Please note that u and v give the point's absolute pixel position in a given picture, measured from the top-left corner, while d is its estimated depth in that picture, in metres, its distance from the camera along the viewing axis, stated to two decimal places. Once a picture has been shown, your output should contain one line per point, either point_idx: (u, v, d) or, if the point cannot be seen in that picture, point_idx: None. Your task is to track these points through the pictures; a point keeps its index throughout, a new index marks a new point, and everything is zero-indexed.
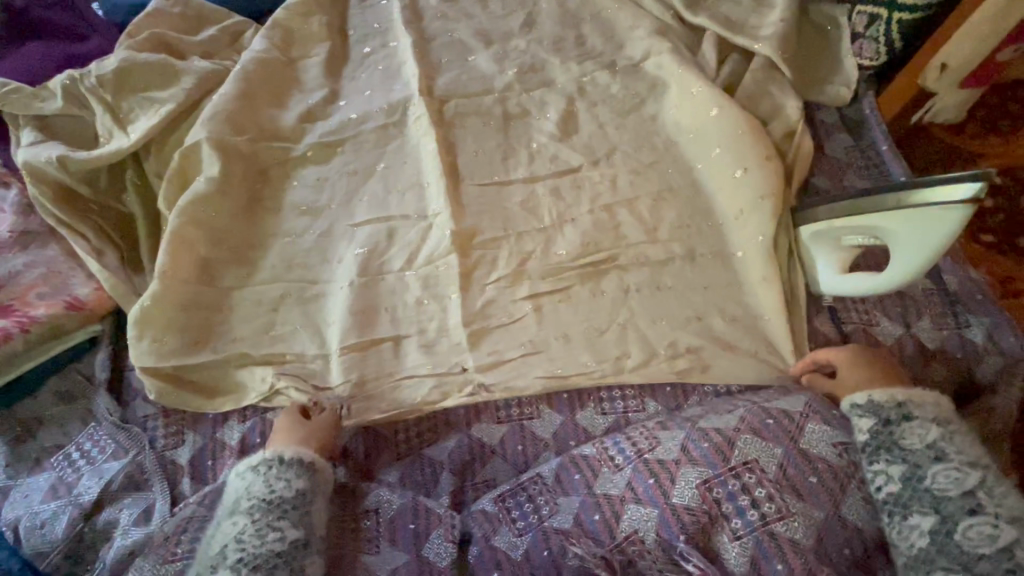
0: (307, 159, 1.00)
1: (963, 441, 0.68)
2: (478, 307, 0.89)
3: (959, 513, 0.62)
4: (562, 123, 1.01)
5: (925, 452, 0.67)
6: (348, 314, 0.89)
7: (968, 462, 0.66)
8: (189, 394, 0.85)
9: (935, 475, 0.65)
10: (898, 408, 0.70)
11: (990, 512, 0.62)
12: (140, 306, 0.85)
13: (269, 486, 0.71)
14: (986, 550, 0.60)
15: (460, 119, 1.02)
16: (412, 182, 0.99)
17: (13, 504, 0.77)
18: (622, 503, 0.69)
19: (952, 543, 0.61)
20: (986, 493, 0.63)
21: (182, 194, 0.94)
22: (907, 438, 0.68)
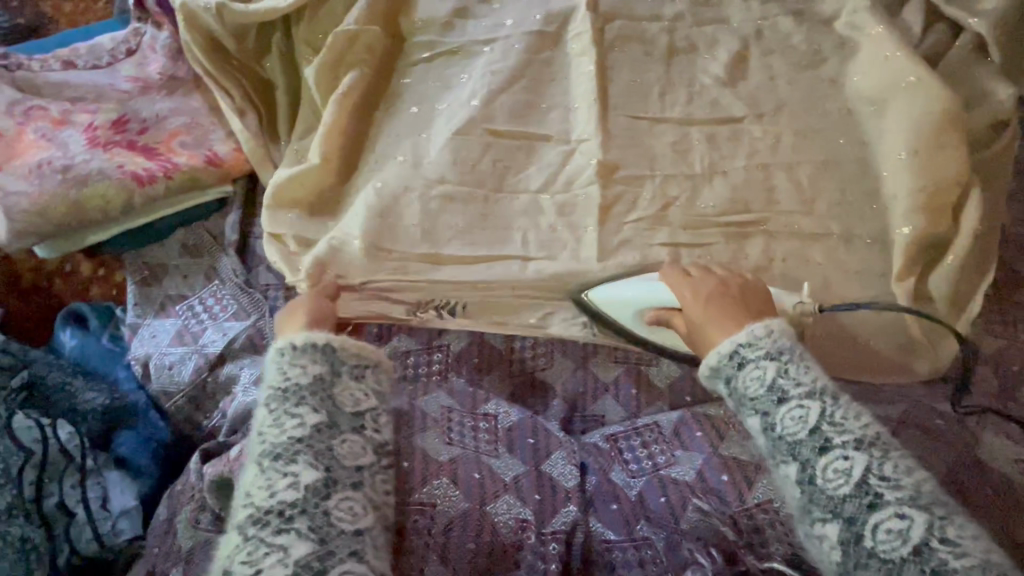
0: (454, 56, 0.95)
1: (800, 367, 0.61)
2: (612, 245, 0.86)
3: (810, 453, 0.57)
4: (731, 68, 0.93)
5: (767, 395, 0.60)
6: (478, 230, 0.86)
7: (807, 393, 0.59)
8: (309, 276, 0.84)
9: (782, 418, 0.59)
10: (734, 358, 0.63)
11: (837, 443, 0.57)
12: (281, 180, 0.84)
13: (283, 373, 0.61)
14: (845, 490, 0.56)
15: (622, 42, 0.94)
16: (558, 102, 0.92)
17: (143, 340, 0.79)
18: (756, 471, 0.68)
19: (814, 487, 0.57)
20: (832, 423, 0.58)
21: (333, 70, 0.90)
22: (751, 384, 0.61)
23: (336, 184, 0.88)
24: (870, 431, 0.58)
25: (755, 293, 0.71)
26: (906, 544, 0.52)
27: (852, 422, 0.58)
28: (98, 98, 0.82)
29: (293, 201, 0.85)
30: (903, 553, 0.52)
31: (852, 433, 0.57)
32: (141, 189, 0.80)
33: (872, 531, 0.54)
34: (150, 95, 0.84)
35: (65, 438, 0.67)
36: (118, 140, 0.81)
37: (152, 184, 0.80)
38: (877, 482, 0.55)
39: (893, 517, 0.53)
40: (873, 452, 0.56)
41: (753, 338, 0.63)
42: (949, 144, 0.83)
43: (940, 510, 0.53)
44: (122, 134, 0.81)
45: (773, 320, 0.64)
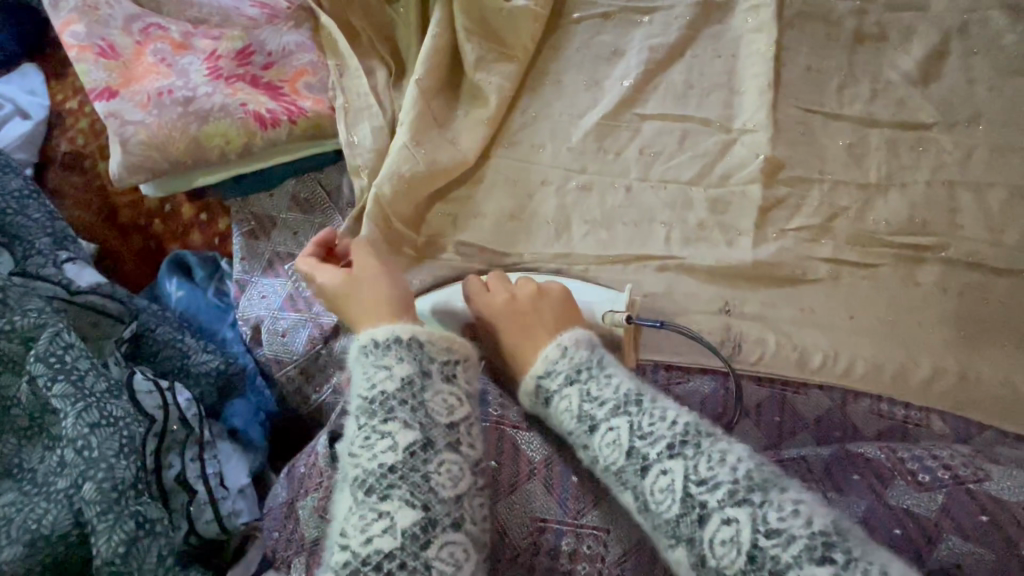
0: (608, 19, 0.85)
1: (603, 379, 0.57)
2: (769, 252, 0.77)
3: (636, 478, 0.52)
4: (924, 65, 0.82)
5: (579, 426, 0.56)
6: (618, 221, 0.79)
7: (613, 410, 0.55)
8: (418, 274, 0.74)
9: (599, 447, 0.54)
10: (541, 392, 0.59)
11: (652, 457, 0.52)
12: (413, 161, 0.73)
13: (369, 380, 0.53)
14: (673, 508, 0.50)
15: (801, 22, 0.83)
16: (719, 84, 0.82)
17: (251, 300, 0.73)
18: (939, 530, 0.59)
19: (650, 512, 0.51)
20: (643, 436, 0.53)
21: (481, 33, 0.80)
22: (563, 418, 0.57)
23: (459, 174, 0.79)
24: (680, 427, 0.53)
25: (550, 302, 0.66)
26: (741, 552, 0.47)
27: (660, 427, 0.53)
28: (223, 23, 0.74)
29: (417, 188, 0.74)
30: (740, 565, 0.46)
31: (664, 438, 0.52)
32: (264, 132, 0.72)
33: (709, 545, 0.48)
34: (278, 23, 0.75)
35: (186, 406, 0.61)
36: (241, 74, 0.72)
37: (276, 128, 0.72)
38: (696, 490, 0.49)
39: (723, 522, 0.48)
40: (687, 453, 0.51)
41: (550, 363, 0.60)
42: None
43: (761, 495, 0.48)
44: (246, 67, 0.72)
45: (565, 335, 0.61)
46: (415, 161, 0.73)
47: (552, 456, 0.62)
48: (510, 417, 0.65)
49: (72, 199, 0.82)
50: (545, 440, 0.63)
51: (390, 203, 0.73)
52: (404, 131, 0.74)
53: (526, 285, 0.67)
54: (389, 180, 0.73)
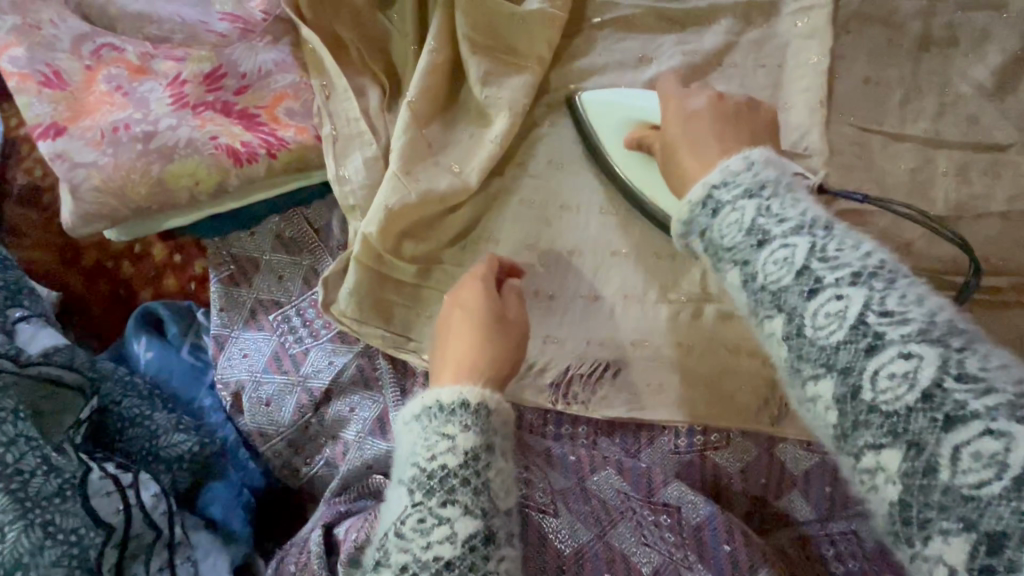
0: (635, 22, 0.73)
1: (785, 201, 0.42)
2: None
3: (797, 301, 0.38)
4: (1003, 74, 0.70)
5: (743, 241, 0.41)
6: (646, 259, 0.69)
7: (794, 230, 0.40)
8: (413, 323, 0.66)
9: (763, 265, 0.40)
10: (704, 204, 0.44)
11: (827, 280, 0.38)
12: (402, 195, 0.63)
13: (429, 450, 0.44)
14: (838, 337, 0.36)
15: (858, 24, 0.71)
16: (763, 99, 0.71)
17: (231, 361, 0.64)
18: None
19: (803, 339, 0.38)
20: (825, 259, 0.38)
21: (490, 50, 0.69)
22: (724, 232, 0.42)
23: (462, 205, 0.69)
24: (874, 260, 0.38)
25: (756, 118, 0.54)
26: (915, 390, 0.34)
27: (848, 253, 0.38)
28: (188, 40, 0.64)
29: (408, 223, 0.65)
30: (910, 403, 0.34)
31: (850, 267, 0.38)
32: (239, 169, 0.62)
33: (869, 381, 0.35)
34: (251, 40, 0.65)
35: (152, 503, 0.53)
36: (210, 101, 0.62)
37: (252, 164, 0.62)
38: (877, 320, 0.35)
39: (899, 356, 0.34)
40: (875, 284, 0.37)
41: (728, 175, 0.44)
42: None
43: (962, 342, 0.34)
44: (216, 94, 0.62)
45: (753, 151, 0.46)
46: (408, 194, 0.64)
47: (583, 548, 0.61)
48: (535, 499, 0.63)
49: (31, 239, 0.73)
50: (574, 530, 0.62)
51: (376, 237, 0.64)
52: (393, 160, 0.65)
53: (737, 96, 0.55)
54: (376, 216, 0.63)
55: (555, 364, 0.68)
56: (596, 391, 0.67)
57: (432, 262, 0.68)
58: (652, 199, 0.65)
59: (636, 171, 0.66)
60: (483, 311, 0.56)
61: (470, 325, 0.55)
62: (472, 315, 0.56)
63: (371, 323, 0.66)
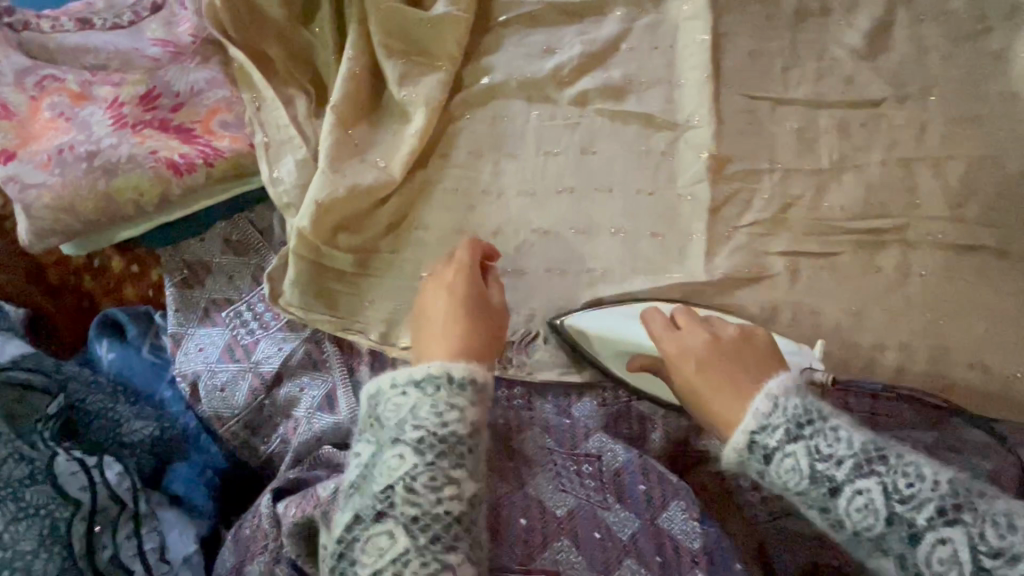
0: (538, 17, 0.79)
1: (820, 429, 0.53)
2: (720, 251, 0.74)
3: (833, 504, 0.52)
4: (872, 37, 0.78)
5: (812, 488, 0.52)
6: (564, 232, 0.76)
7: (854, 470, 0.51)
8: (353, 305, 0.73)
9: (779, 475, 0.53)
10: (755, 450, 0.54)
11: (843, 480, 0.51)
12: (331, 191, 0.70)
13: (440, 418, 0.53)
14: (874, 526, 0.50)
15: (739, 3, 0.78)
16: (660, 77, 0.78)
17: (188, 356, 0.70)
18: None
19: (847, 530, 0.52)
20: (905, 502, 0.50)
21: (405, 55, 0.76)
22: (789, 478, 0.53)
23: (391, 196, 0.75)
24: (859, 446, 0.52)
25: (757, 347, 0.61)
26: (964, 570, 0.48)
27: (839, 447, 0.52)
28: (123, 67, 0.70)
29: (340, 216, 0.72)
30: (879, 529, 0.50)
31: (848, 459, 0.52)
32: (180, 179, 0.68)
33: (923, 562, 0.49)
34: (182, 62, 0.71)
35: (116, 480, 0.59)
36: (148, 119, 0.68)
37: (192, 174, 0.68)
38: (901, 508, 0.50)
39: (856, 493, 0.51)
40: (880, 468, 0.51)
41: (764, 420, 0.54)
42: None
43: (885, 464, 0.51)
44: (153, 112, 0.68)
45: (771, 385, 0.56)
46: (338, 189, 0.70)
47: (501, 499, 0.66)
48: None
49: None
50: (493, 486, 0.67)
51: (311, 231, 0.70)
52: (322, 160, 0.71)
53: (729, 328, 0.62)
54: (308, 212, 0.69)
55: None
56: (530, 354, 0.74)
57: (371, 250, 0.75)
58: (653, 391, 0.71)
59: (660, 392, 0.70)
60: (466, 288, 0.63)
61: (459, 304, 0.62)
62: (458, 292, 0.63)
63: (315, 309, 0.72)
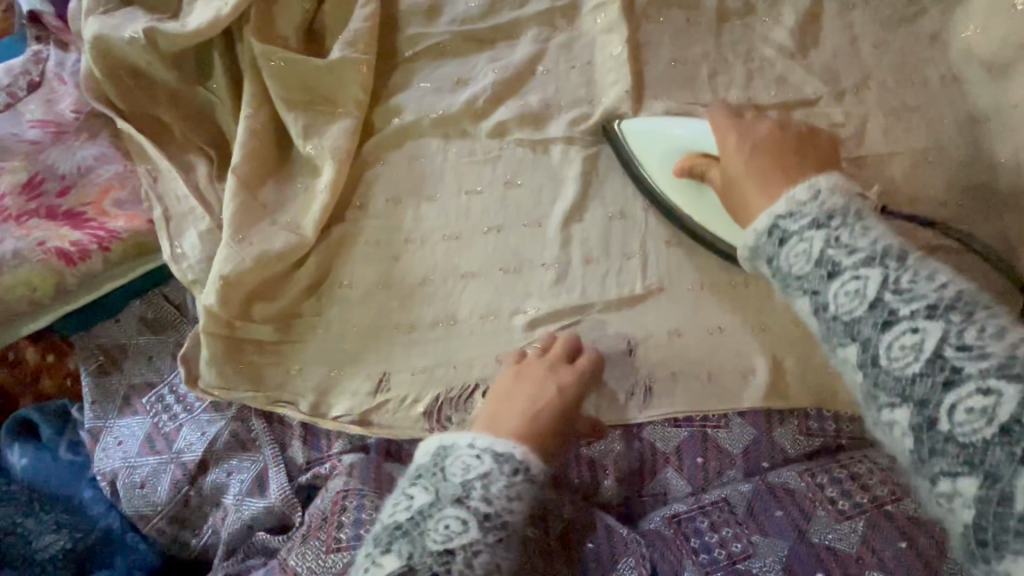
0: (446, 48, 0.75)
1: (853, 230, 0.46)
2: (658, 276, 0.70)
3: (822, 283, 0.46)
4: (800, 31, 0.73)
5: (814, 271, 0.47)
6: (494, 272, 0.72)
7: (864, 261, 0.45)
8: (278, 377, 0.70)
9: (789, 258, 0.48)
10: (773, 235, 0.50)
11: (845, 264, 0.45)
12: (237, 264, 0.66)
13: (509, 496, 0.52)
14: (859, 313, 0.44)
15: (656, 11, 0.74)
16: (578, 98, 0.73)
17: (106, 451, 0.67)
18: (857, 565, 0.58)
19: (831, 317, 0.46)
20: (898, 291, 0.43)
21: (308, 105, 0.71)
22: (794, 262, 0.48)
23: (308, 257, 0.71)
24: (883, 245, 0.45)
25: (815, 146, 0.57)
26: (921, 359, 0.41)
27: (861, 239, 0.46)
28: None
29: (253, 287, 0.68)
30: (915, 371, 0.41)
31: (863, 251, 0.45)
32: (74, 268, 0.64)
33: (883, 351, 0.43)
34: (68, 141, 0.69)
35: None
36: (33, 209, 0.66)
37: (86, 261, 0.65)
38: (893, 298, 0.43)
39: (854, 278, 0.45)
40: (890, 264, 0.44)
41: (795, 206, 0.49)
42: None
43: (900, 261, 0.44)
44: (37, 201, 0.66)
45: (819, 179, 0.50)
46: (242, 260, 0.66)
47: None
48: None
49: None
50: None
51: (222, 308, 0.67)
52: (225, 230, 0.67)
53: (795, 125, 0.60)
54: (216, 289, 0.66)
55: (426, 388, 0.70)
56: (471, 409, 0.69)
57: (294, 316, 0.71)
58: (702, 221, 0.68)
59: (700, 204, 0.68)
60: (567, 395, 0.62)
61: (547, 404, 0.60)
62: (572, 396, 0.63)
63: (239, 386, 0.69)
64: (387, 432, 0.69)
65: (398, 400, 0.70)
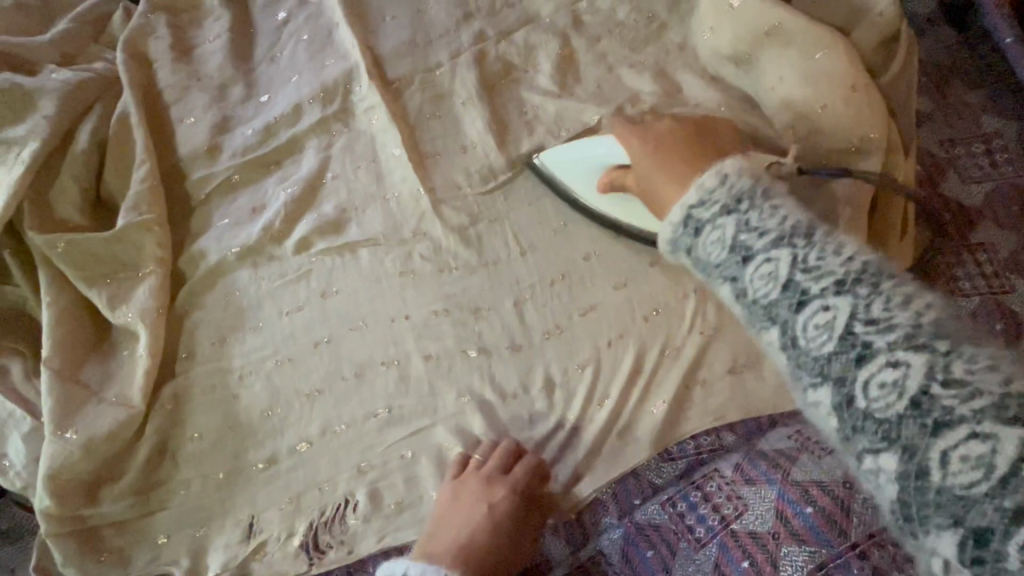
0: (235, 181, 0.76)
1: (762, 211, 0.44)
2: (490, 343, 0.69)
3: (735, 268, 0.43)
4: (559, 73, 0.75)
5: (729, 257, 0.44)
6: (331, 383, 0.70)
7: (778, 247, 0.42)
8: (141, 555, 0.67)
9: (704, 246, 0.46)
10: (686, 224, 0.47)
11: (755, 246, 0.42)
12: (62, 455, 0.65)
13: None
14: (773, 294, 0.41)
15: (422, 92, 0.77)
16: (371, 194, 0.74)
17: None
18: None
19: (749, 302, 0.43)
20: (807, 269, 0.40)
21: (110, 274, 0.72)
22: (710, 251, 0.45)
23: (142, 426, 0.69)
24: (792, 222, 0.43)
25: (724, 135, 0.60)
26: (834, 337, 0.38)
27: (769, 220, 0.43)
28: None
29: (90, 471, 0.67)
30: (830, 351, 0.38)
31: (772, 231, 0.43)
32: None
33: (800, 331, 0.40)
34: None
35: None
36: None
37: None
38: (802, 275, 0.40)
39: (766, 261, 0.42)
40: (797, 243, 0.42)
41: (706, 193, 0.47)
42: (859, 80, 0.65)
43: (806, 239, 0.41)
44: None
45: (726, 163, 0.48)
46: (69, 452, 0.65)
47: None
48: None
49: None
50: None
51: (59, 504, 0.65)
52: (45, 424, 0.66)
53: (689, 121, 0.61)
54: (46, 487, 0.64)
55: (292, 525, 0.67)
56: (346, 526, 0.67)
57: (143, 489, 0.69)
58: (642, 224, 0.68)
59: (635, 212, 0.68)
60: (491, 511, 0.61)
61: (468, 525, 0.61)
62: (506, 512, 0.62)
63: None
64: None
65: (274, 538, 0.67)
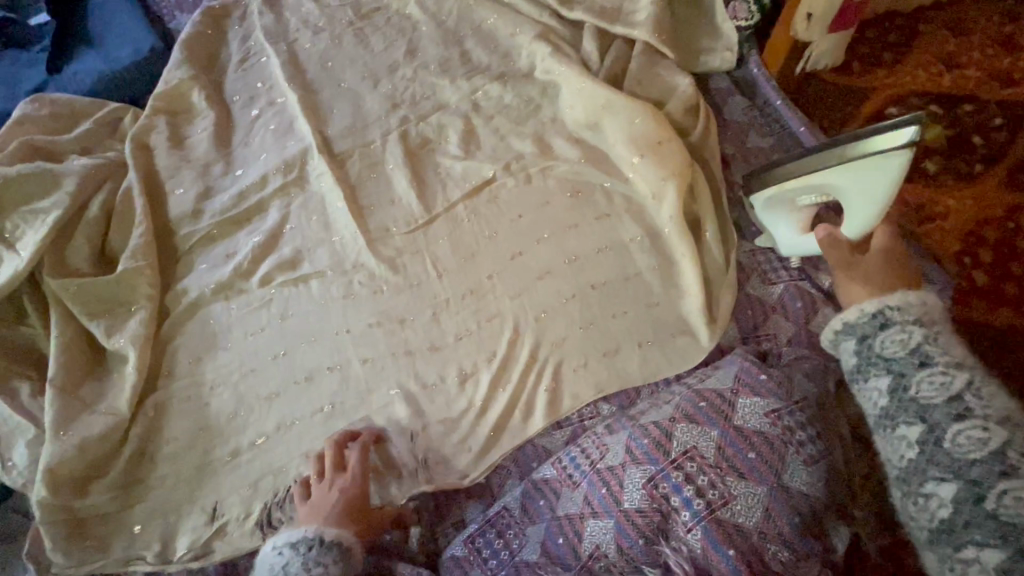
0: (214, 236, 0.97)
1: (947, 339, 0.62)
2: (413, 346, 0.87)
3: (910, 369, 0.61)
4: (464, 142, 1.00)
5: (908, 358, 0.61)
6: (286, 387, 0.86)
7: (952, 364, 0.59)
8: (122, 540, 0.80)
9: (882, 343, 0.63)
10: (875, 316, 0.65)
11: (937, 359, 0.60)
12: (57, 455, 0.78)
13: (308, 570, 0.67)
14: (938, 400, 0.58)
15: (360, 162, 1.00)
16: (321, 239, 0.95)
17: None
18: (582, 520, 0.69)
19: (903, 397, 0.60)
20: (978, 392, 0.57)
21: (109, 310, 0.89)
22: (887, 346, 0.63)
23: (128, 431, 0.84)
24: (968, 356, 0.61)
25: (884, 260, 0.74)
26: (985, 450, 0.54)
27: (954, 349, 0.61)
28: None
29: (81, 469, 0.80)
30: (976, 457, 0.54)
31: (954, 357, 0.60)
32: None
33: (949, 436, 0.56)
34: None
35: None
36: None
37: None
38: (972, 398, 0.57)
39: (937, 373, 0.59)
40: (969, 370, 0.59)
41: (905, 302, 0.64)
42: (673, 137, 0.92)
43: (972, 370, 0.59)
44: None
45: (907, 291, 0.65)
46: (65, 451, 0.79)
47: None
48: None
49: None
50: None
51: (54, 498, 0.78)
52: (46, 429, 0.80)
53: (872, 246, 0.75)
54: (43, 482, 0.78)
55: (251, 506, 0.81)
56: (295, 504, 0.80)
57: (124, 484, 0.82)
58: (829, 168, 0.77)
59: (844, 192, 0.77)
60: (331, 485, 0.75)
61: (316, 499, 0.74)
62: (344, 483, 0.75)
63: (86, 560, 0.78)
64: (225, 553, 0.80)
65: (234, 519, 0.81)
